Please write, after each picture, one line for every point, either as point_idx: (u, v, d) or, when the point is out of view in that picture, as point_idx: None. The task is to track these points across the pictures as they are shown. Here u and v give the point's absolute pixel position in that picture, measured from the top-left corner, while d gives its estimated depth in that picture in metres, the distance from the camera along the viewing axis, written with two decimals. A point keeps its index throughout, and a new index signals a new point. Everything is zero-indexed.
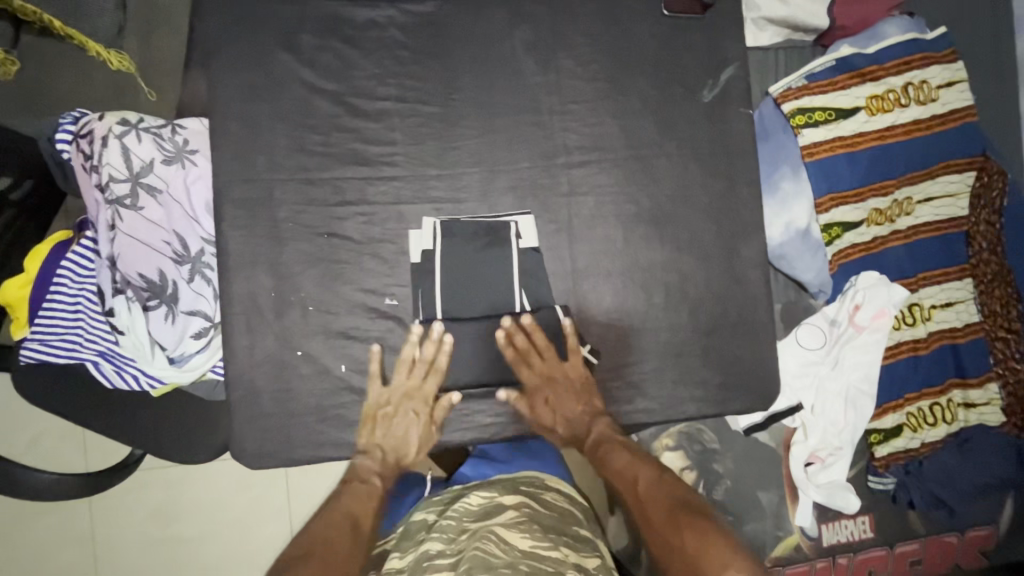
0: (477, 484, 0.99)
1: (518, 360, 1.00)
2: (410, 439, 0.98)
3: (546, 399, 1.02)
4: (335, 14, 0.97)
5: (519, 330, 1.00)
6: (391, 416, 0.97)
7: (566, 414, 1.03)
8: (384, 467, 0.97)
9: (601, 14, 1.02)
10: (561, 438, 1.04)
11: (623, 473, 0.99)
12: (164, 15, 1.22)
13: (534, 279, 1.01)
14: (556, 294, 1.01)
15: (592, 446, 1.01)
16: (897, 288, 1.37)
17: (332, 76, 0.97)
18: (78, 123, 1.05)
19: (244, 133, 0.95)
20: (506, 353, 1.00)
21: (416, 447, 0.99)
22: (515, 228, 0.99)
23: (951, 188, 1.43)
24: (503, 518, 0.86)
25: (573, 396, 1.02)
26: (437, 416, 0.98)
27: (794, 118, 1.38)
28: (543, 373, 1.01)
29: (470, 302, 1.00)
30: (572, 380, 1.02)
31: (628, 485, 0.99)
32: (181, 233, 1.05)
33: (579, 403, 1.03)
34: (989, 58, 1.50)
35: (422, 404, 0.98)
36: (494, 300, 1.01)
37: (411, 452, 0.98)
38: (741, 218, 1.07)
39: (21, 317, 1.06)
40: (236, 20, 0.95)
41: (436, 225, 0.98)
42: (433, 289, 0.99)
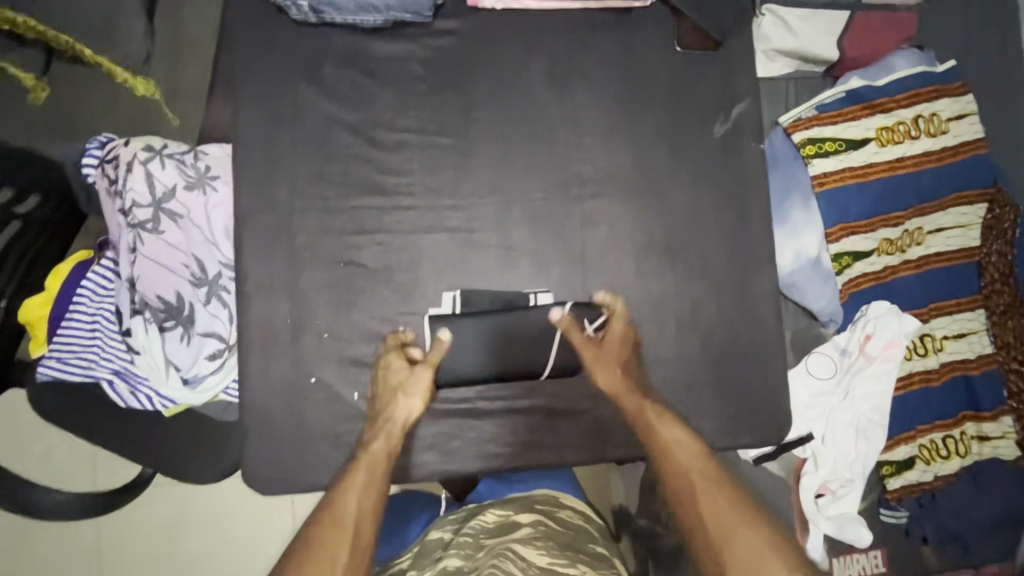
0: (493, 501, 1.01)
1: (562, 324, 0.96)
2: (396, 386, 0.92)
3: (604, 369, 0.97)
4: (353, 45, 0.96)
5: (567, 321, 0.96)
6: (382, 370, 0.93)
7: (613, 381, 0.96)
8: (386, 430, 0.90)
9: (616, 43, 1.00)
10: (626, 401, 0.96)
11: (677, 461, 0.89)
12: (186, 38, 1.22)
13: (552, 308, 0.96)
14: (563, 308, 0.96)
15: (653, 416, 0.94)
16: (907, 318, 1.38)
17: (347, 104, 0.95)
18: (104, 148, 1.08)
19: (265, 163, 0.93)
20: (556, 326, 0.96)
21: (416, 398, 0.93)
22: (533, 297, 0.98)
23: (963, 219, 1.43)
24: (519, 535, 0.88)
25: (615, 359, 0.97)
26: (433, 358, 0.94)
27: (805, 148, 1.42)
28: (582, 342, 0.97)
29: (484, 343, 0.96)
30: (605, 345, 0.97)
31: (676, 476, 0.87)
32: (200, 257, 1.08)
33: (627, 368, 0.98)
34: (992, 95, 1.51)
35: (403, 356, 0.94)
36: (510, 332, 0.96)
37: (411, 404, 0.92)
38: (754, 250, 1.04)
39: (39, 336, 1.09)
40: (260, 51, 0.93)
41: (455, 295, 0.97)
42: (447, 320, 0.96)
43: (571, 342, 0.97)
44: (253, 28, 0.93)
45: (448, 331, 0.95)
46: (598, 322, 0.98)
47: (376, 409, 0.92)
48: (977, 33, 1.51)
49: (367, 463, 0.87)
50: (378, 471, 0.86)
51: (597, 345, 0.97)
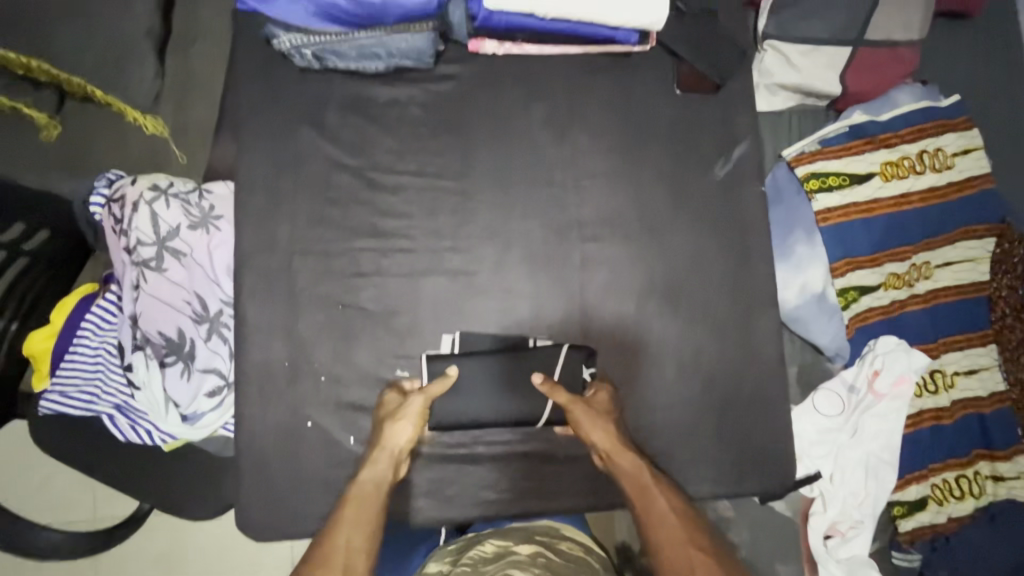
0: (493, 530, 0.98)
1: (561, 369, 0.94)
2: (392, 425, 0.89)
3: (595, 429, 0.91)
4: (356, 91, 0.97)
5: (550, 385, 0.91)
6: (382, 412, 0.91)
7: (605, 441, 0.91)
8: (381, 465, 0.88)
9: (615, 87, 1.01)
10: (618, 463, 0.91)
11: (673, 541, 0.84)
12: (197, 77, 1.23)
13: (552, 350, 0.95)
14: (557, 366, 0.94)
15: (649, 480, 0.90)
16: (917, 354, 1.36)
17: (349, 149, 0.96)
18: (112, 187, 1.09)
19: (266, 206, 0.94)
20: (555, 367, 0.94)
21: (409, 428, 0.89)
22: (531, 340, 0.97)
23: (971, 254, 1.42)
24: (518, 561, 0.84)
25: (604, 415, 0.93)
26: (431, 390, 0.89)
27: (808, 183, 1.42)
28: (571, 401, 0.92)
29: (488, 389, 0.94)
30: (595, 403, 0.93)
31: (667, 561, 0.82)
32: (202, 294, 1.07)
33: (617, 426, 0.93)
34: (992, 133, 1.53)
35: (398, 396, 0.92)
36: (513, 375, 0.94)
37: (402, 431, 0.89)
38: (756, 292, 1.03)
39: (42, 369, 1.10)
40: (264, 96, 0.95)
41: (453, 337, 0.96)
42: (446, 360, 0.93)
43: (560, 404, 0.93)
44: (258, 75, 0.95)
45: (456, 367, 0.92)
46: (591, 368, 0.96)
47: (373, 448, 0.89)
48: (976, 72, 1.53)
49: (355, 497, 0.84)
50: (368, 504, 0.83)
51: (588, 405, 0.92)
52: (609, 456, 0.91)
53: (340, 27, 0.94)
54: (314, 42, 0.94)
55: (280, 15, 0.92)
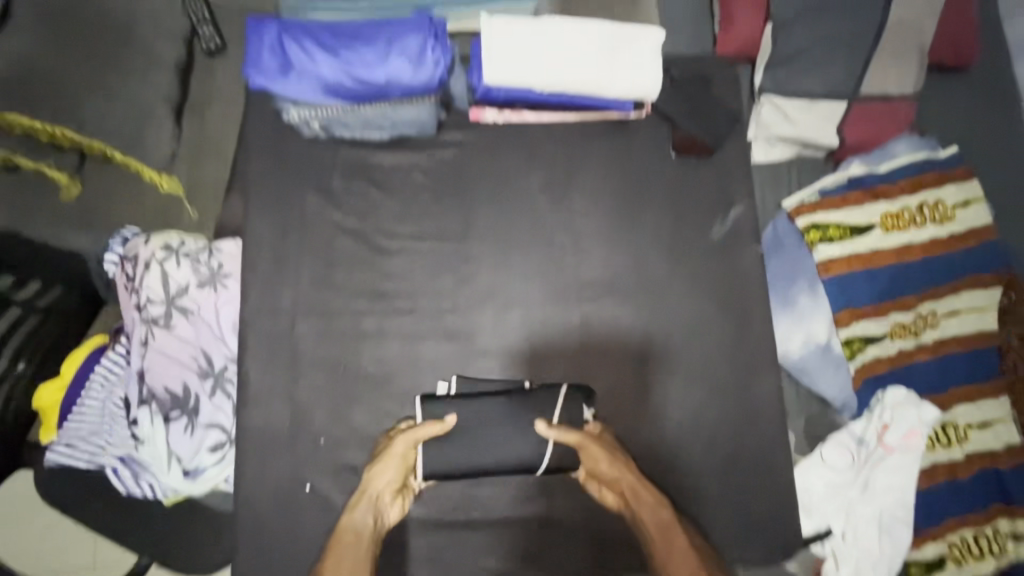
0: None
1: (562, 408, 0.94)
2: (380, 468, 0.90)
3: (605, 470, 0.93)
4: (360, 158, 1.00)
5: (555, 431, 0.92)
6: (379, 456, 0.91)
7: (620, 480, 0.93)
8: (368, 506, 0.90)
9: (613, 152, 1.04)
10: (632, 500, 0.94)
11: None
12: (211, 138, 1.28)
13: (549, 391, 0.95)
14: (556, 408, 0.93)
15: (662, 518, 0.93)
16: (926, 406, 1.34)
17: (352, 214, 0.99)
18: (125, 245, 1.13)
19: (272, 270, 0.97)
20: (555, 409, 0.94)
21: (392, 471, 0.91)
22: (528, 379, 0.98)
23: (978, 303, 1.41)
24: None
25: (616, 457, 0.94)
26: (419, 437, 0.90)
27: (809, 234, 1.43)
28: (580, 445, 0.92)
29: (488, 435, 0.92)
30: (607, 445, 0.94)
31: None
32: (209, 350, 1.09)
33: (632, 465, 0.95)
34: (993, 185, 1.54)
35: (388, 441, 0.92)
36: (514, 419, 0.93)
37: (384, 473, 0.90)
38: (756, 353, 1.03)
39: (50, 422, 1.11)
40: (273, 165, 0.99)
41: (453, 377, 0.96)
42: (444, 404, 0.93)
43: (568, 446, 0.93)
44: (267, 144, 0.99)
45: (454, 415, 0.92)
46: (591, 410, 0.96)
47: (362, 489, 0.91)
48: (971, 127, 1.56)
49: (335, 547, 0.88)
50: (347, 554, 0.87)
51: (598, 446, 0.93)
52: (623, 494, 0.94)
53: (346, 101, 0.97)
54: (322, 114, 0.98)
55: (286, 91, 0.96)
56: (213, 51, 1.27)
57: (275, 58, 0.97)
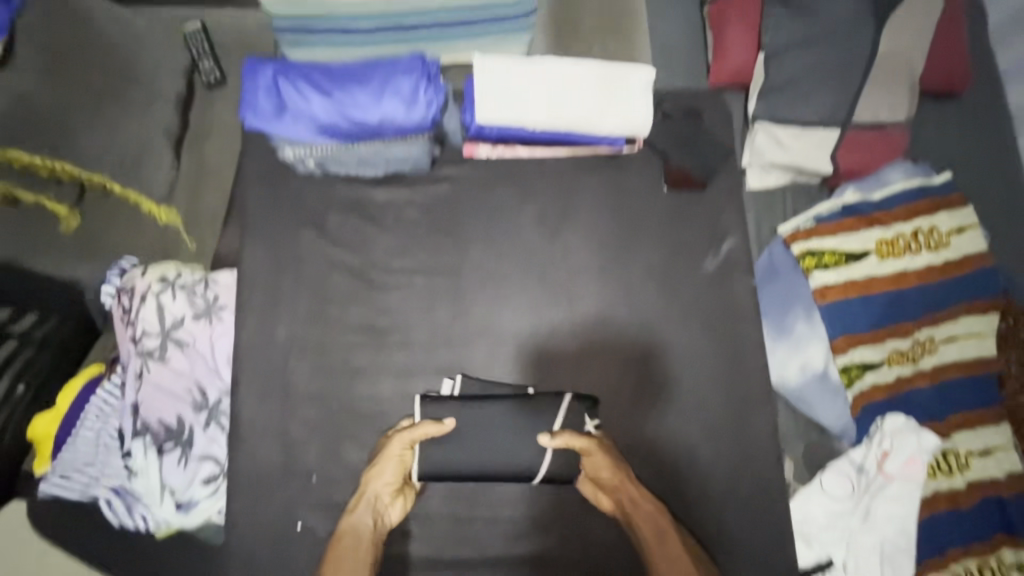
0: None
1: (565, 415, 0.94)
2: (381, 468, 0.92)
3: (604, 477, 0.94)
4: (355, 193, 1.01)
5: (557, 439, 0.92)
6: (379, 457, 0.92)
7: (619, 488, 0.94)
8: (367, 508, 0.91)
9: (605, 186, 1.05)
10: (631, 508, 0.94)
11: None
12: (210, 171, 1.30)
13: (546, 408, 0.94)
14: (559, 415, 0.93)
15: (660, 525, 0.93)
16: (926, 434, 1.33)
17: (347, 248, 1.00)
18: (123, 277, 1.14)
19: (267, 306, 0.98)
20: (556, 418, 0.94)
21: (390, 470, 0.92)
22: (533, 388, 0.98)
23: (976, 329, 1.40)
24: None
25: (615, 465, 0.94)
26: (419, 438, 0.91)
27: (804, 260, 1.44)
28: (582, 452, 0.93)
29: (488, 439, 0.93)
30: (608, 453, 0.94)
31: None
32: (203, 383, 1.09)
33: (630, 473, 0.95)
34: (986, 212, 1.54)
35: (388, 439, 0.93)
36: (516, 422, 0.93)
37: (384, 474, 0.91)
38: (750, 387, 1.02)
39: (44, 453, 1.12)
40: (268, 201, 1.00)
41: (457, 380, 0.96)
42: (436, 430, 0.93)
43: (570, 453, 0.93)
44: (263, 182, 1.01)
45: (454, 419, 0.93)
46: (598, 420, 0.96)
47: (362, 489, 0.92)
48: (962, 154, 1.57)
49: (334, 549, 0.89)
50: (346, 557, 0.88)
51: (599, 455, 0.93)
52: (622, 504, 0.94)
53: (341, 140, 0.99)
54: (316, 151, 0.99)
55: (281, 132, 0.98)
56: (212, 84, 1.31)
57: (269, 99, 0.98)
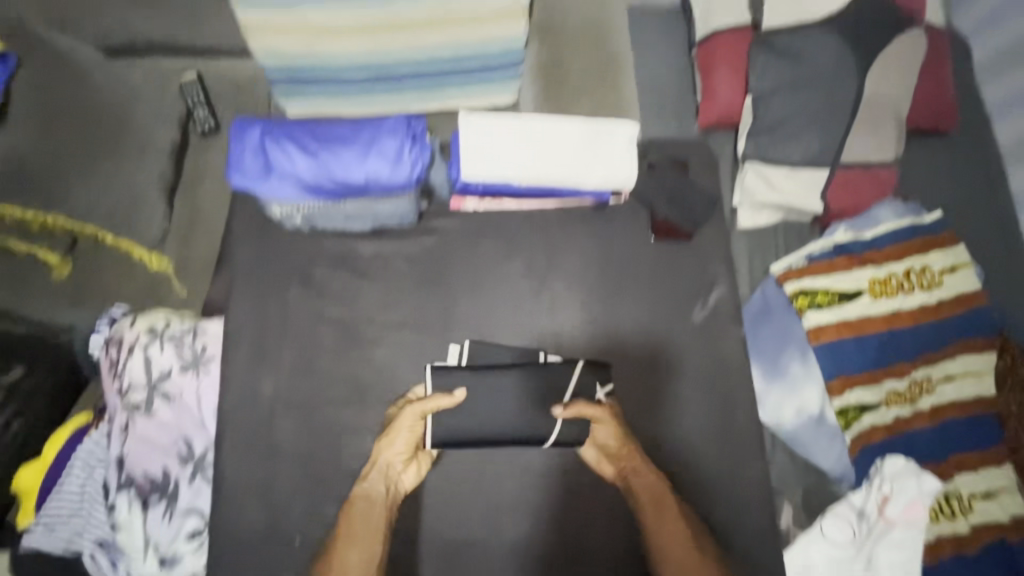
0: None
1: (575, 384, 0.97)
2: (394, 437, 0.94)
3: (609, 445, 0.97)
4: (342, 247, 1.03)
5: (568, 407, 0.96)
6: (392, 425, 0.95)
7: (622, 457, 0.97)
8: (379, 475, 0.94)
9: (591, 237, 1.06)
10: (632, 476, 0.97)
11: (680, 546, 0.94)
12: (202, 219, 1.31)
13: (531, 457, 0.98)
14: (569, 382, 0.97)
15: (658, 494, 0.96)
16: (926, 477, 1.28)
17: (335, 302, 1.01)
18: (112, 327, 1.14)
19: (253, 362, 0.98)
20: (566, 389, 0.97)
21: (403, 440, 0.94)
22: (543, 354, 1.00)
23: (973, 368, 1.39)
24: None
25: (619, 435, 0.97)
26: (433, 410, 0.94)
27: (797, 300, 1.43)
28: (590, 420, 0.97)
29: (499, 411, 0.95)
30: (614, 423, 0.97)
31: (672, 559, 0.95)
32: (189, 435, 1.08)
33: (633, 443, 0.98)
34: (979, 250, 1.54)
35: (402, 405, 0.96)
36: (524, 396, 0.96)
37: (397, 443, 0.94)
38: (740, 438, 1.01)
39: (28, 505, 1.10)
40: (256, 257, 1.02)
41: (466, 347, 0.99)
42: None
43: (578, 421, 0.97)
44: (252, 238, 1.02)
45: (464, 389, 0.95)
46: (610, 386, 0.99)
47: (375, 455, 0.94)
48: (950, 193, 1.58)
49: (346, 519, 0.92)
50: (358, 524, 0.92)
51: (606, 424, 0.97)
52: (624, 474, 0.97)
53: (330, 198, 1.00)
54: (303, 209, 1.00)
55: (270, 193, 0.98)
56: (207, 132, 1.32)
57: (257, 158, 1.00)
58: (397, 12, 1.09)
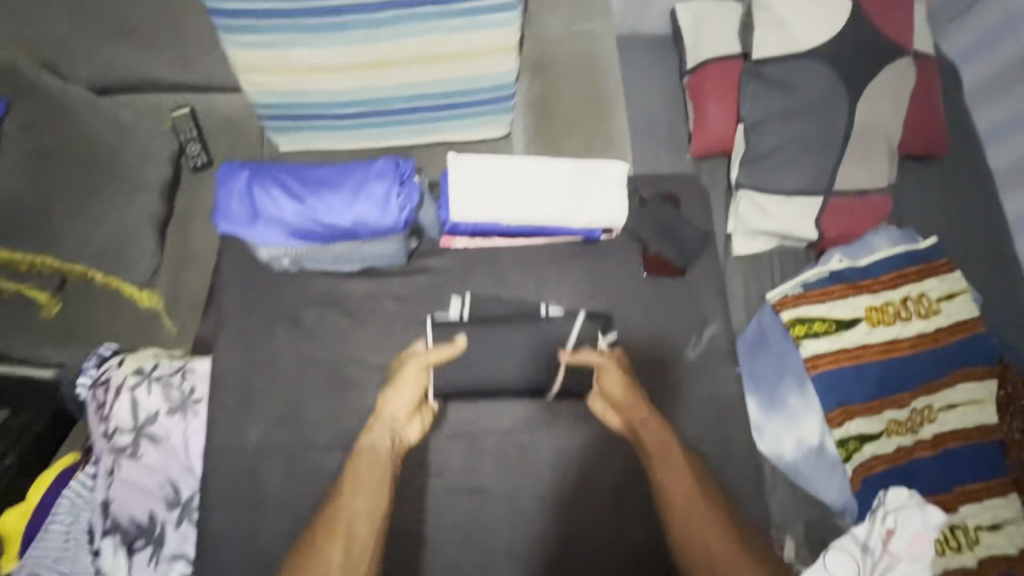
0: None
1: (577, 334, 0.99)
2: (399, 390, 0.97)
3: (614, 393, 1.00)
4: (330, 286, 1.03)
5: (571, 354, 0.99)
6: (398, 378, 0.98)
7: (626, 405, 1.01)
8: (384, 428, 0.96)
9: (581, 276, 1.07)
10: (638, 423, 1.00)
11: (686, 493, 0.96)
12: (193, 253, 1.29)
13: (522, 495, 1.00)
14: (569, 335, 0.98)
15: (663, 442, 0.99)
16: (931, 509, 1.15)
17: (323, 344, 1.01)
18: (100, 367, 1.12)
19: (240, 406, 0.98)
20: (568, 339, 0.99)
21: (409, 391, 0.97)
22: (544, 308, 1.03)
23: (974, 396, 1.38)
24: None
25: (623, 383, 1.01)
26: (436, 361, 0.97)
27: (794, 327, 1.41)
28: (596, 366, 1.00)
29: (498, 357, 0.98)
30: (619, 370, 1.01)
31: (677, 511, 0.96)
32: (176, 479, 1.05)
33: (637, 394, 1.02)
34: (975, 275, 1.54)
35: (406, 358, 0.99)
36: (524, 350, 0.98)
37: (401, 394, 0.97)
38: (733, 477, 1.02)
39: (10, 550, 1.06)
40: (245, 300, 1.02)
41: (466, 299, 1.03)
42: None
43: (581, 368, 1.00)
44: (241, 282, 1.03)
45: (464, 337, 0.98)
46: (611, 335, 1.02)
47: (381, 406, 0.97)
48: (946, 218, 1.58)
49: (355, 465, 0.93)
50: (367, 471, 0.93)
51: (610, 371, 1.01)
52: (629, 422, 1.00)
53: (318, 241, 1.01)
54: (291, 252, 1.01)
55: (256, 238, 0.99)
56: (200, 167, 1.31)
57: (243, 204, 1.00)
58: (388, 50, 1.09)
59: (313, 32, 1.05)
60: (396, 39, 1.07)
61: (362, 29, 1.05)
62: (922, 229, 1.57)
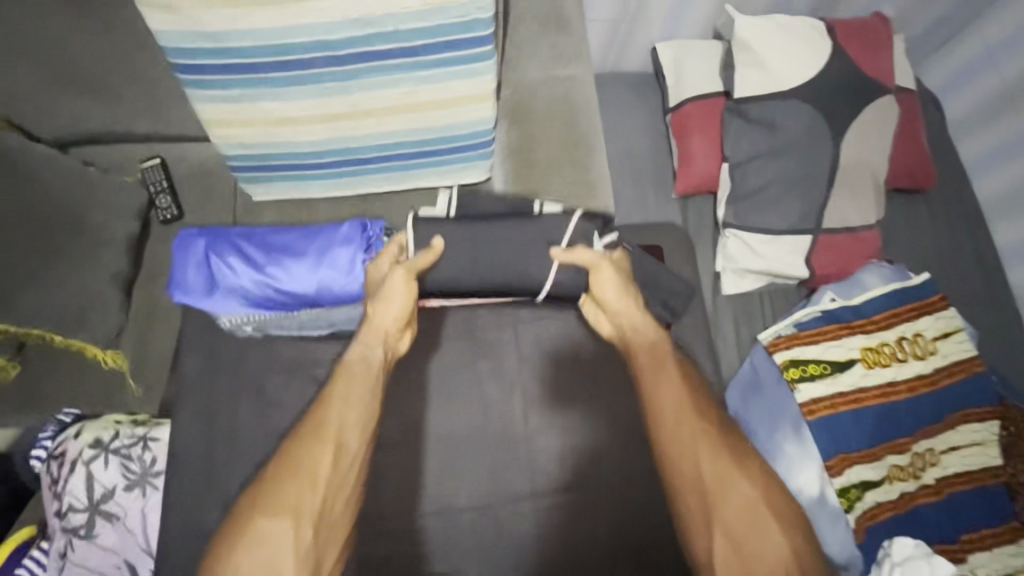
0: None
1: (572, 232, 1.09)
2: (392, 300, 0.93)
3: (609, 294, 1.00)
4: (298, 354, 1.00)
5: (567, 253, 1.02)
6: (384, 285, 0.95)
7: (620, 305, 1.01)
8: (376, 338, 0.93)
9: None
10: (633, 324, 1.00)
11: (682, 401, 0.90)
12: (161, 309, 1.24)
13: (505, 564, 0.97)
14: (563, 233, 1.08)
15: (654, 345, 0.96)
16: (940, 560, 0.97)
17: (287, 414, 0.96)
18: (54, 439, 1.08)
19: (202, 482, 0.93)
20: (565, 236, 1.08)
21: (398, 303, 0.93)
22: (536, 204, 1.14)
23: (975, 437, 1.34)
24: None
25: (616, 283, 1.00)
26: (422, 263, 0.97)
27: (788, 370, 1.35)
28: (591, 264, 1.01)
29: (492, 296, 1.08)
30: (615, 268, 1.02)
31: (669, 423, 0.89)
32: (133, 561, 0.98)
33: (631, 295, 1.02)
34: (970, 310, 1.51)
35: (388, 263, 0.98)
36: (522, 252, 1.08)
37: (392, 306, 0.93)
38: None
39: None
40: (209, 369, 1.00)
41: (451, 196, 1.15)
42: None
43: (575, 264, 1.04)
44: (207, 348, 1.01)
45: (441, 239, 0.99)
46: (610, 238, 1.11)
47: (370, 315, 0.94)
48: (938, 252, 1.56)
49: (345, 376, 0.88)
50: (358, 382, 0.88)
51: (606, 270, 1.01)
52: (623, 325, 1.01)
53: (276, 309, 1.02)
54: (251, 320, 1.01)
55: (211, 307, 1.00)
56: (168, 220, 1.26)
57: (198, 272, 1.01)
58: (363, 100, 1.02)
59: (284, 88, 0.98)
60: (372, 89, 1.00)
61: (332, 81, 0.97)
62: (914, 264, 1.54)
